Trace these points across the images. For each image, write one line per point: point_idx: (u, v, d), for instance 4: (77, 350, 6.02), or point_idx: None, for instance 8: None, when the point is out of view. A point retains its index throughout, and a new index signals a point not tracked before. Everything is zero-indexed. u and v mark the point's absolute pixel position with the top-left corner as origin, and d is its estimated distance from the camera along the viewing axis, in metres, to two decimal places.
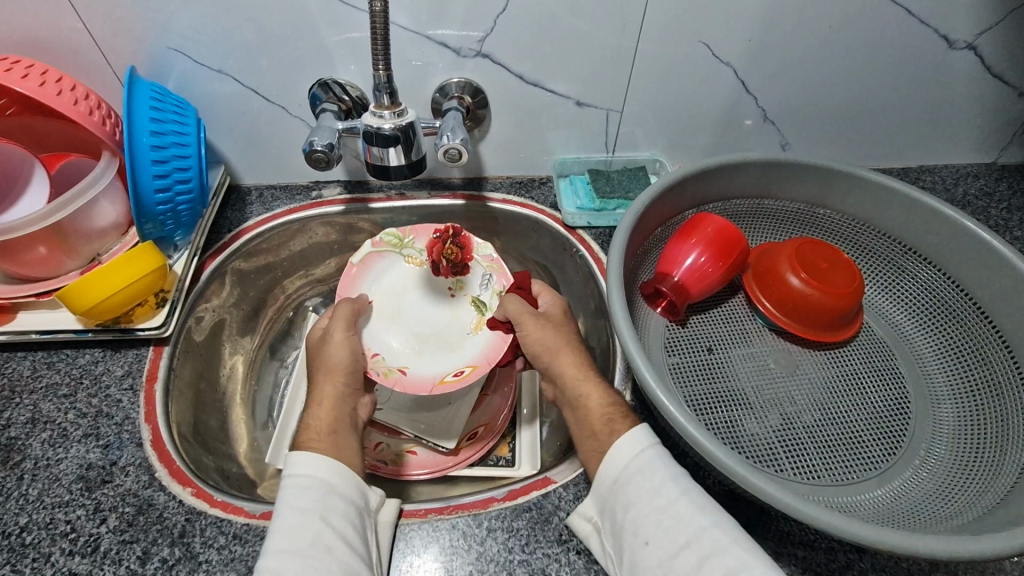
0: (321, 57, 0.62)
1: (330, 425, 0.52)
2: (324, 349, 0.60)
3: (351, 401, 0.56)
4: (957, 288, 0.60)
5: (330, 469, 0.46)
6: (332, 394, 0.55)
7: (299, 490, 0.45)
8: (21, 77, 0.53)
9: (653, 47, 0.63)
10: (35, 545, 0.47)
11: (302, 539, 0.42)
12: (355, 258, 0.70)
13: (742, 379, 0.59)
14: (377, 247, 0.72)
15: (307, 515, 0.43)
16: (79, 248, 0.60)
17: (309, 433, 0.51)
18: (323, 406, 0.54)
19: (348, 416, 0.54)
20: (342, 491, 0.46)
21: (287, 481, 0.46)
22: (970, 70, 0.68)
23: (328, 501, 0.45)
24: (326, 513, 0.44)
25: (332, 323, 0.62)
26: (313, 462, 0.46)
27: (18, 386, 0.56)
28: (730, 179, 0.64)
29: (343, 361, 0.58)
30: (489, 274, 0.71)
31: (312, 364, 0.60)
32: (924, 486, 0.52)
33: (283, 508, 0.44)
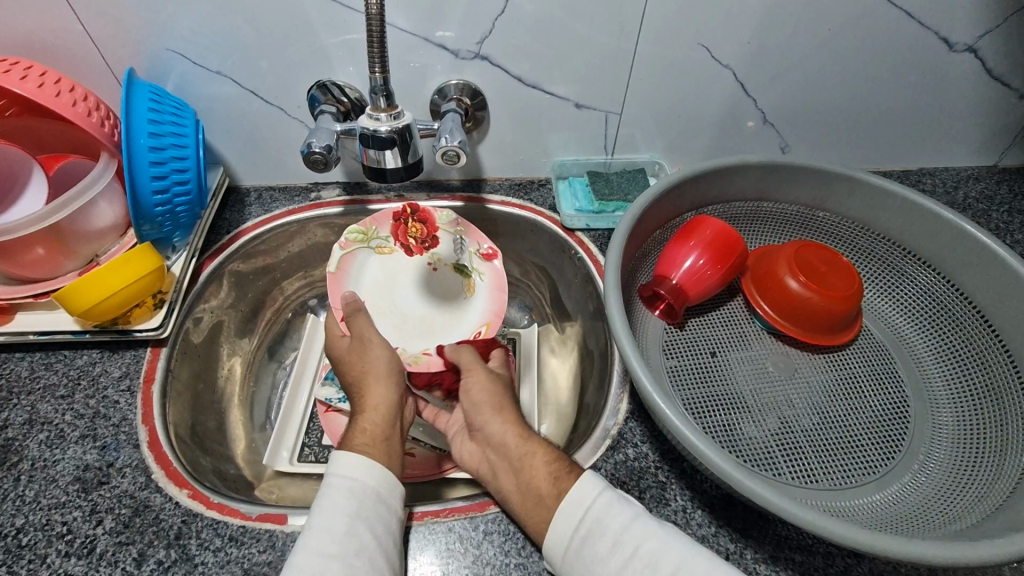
0: (319, 59, 0.62)
1: (383, 430, 0.52)
2: (362, 355, 0.60)
3: (400, 405, 0.57)
4: (957, 292, 0.60)
5: (382, 477, 0.47)
6: (381, 400, 0.55)
7: (346, 494, 0.45)
8: (20, 78, 0.53)
9: (651, 49, 0.63)
10: (31, 547, 0.47)
11: (346, 544, 0.42)
12: (332, 266, 0.70)
13: (741, 382, 0.59)
14: (346, 249, 0.71)
15: (352, 520, 0.44)
16: (77, 250, 0.60)
17: (365, 437, 0.51)
18: (375, 411, 0.54)
19: (397, 420, 0.55)
20: (388, 499, 0.47)
21: (332, 482, 0.46)
22: (971, 72, 0.67)
23: (374, 507, 0.46)
24: (372, 519, 0.45)
25: (361, 331, 0.62)
26: (364, 468, 0.47)
27: (15, 387, 0.56)
28: (729, 181, 0.64)
29: (384, 365, 0.58)
30: (459, 237, 0.74)
31: (350, 371, 0.59)
32: (923, 491, 0.52)
33: (325, 509, 0.45)
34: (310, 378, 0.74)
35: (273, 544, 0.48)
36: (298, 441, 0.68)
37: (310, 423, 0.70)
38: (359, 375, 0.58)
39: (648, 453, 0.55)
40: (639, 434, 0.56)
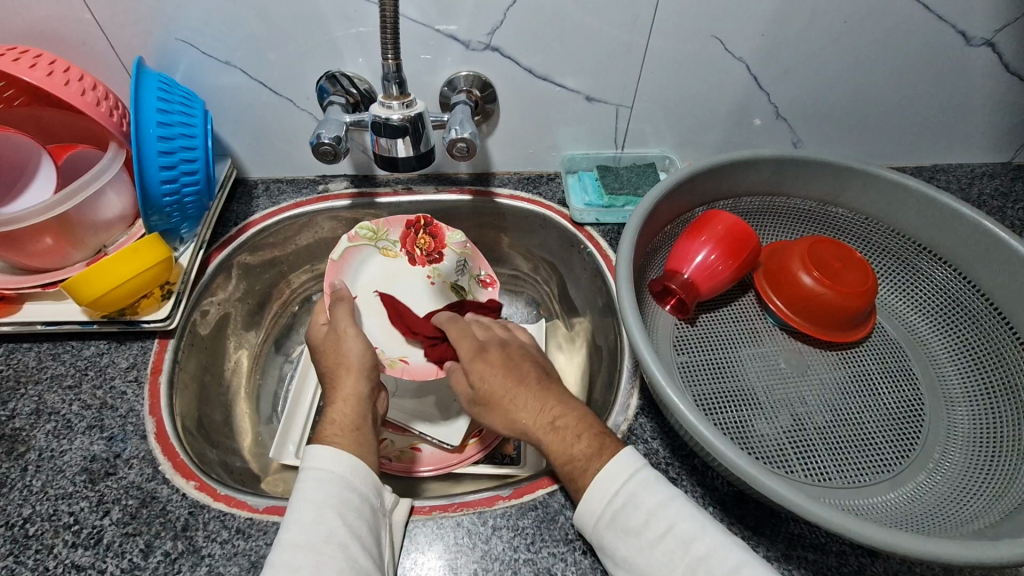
0: (328, 50, 0.61)
1: (352, 420, 0.53)
2: (336, 348, 0.59)
3: (370, 398, 0.57)
4: (972, 289, 0.59)
5: (350, 466, 0.46)
6: (352, 391, 0.55)
7: (315, 484, 0.45)
8: (29, 67, 0.53)
9: (663, 42, 0.62)
10: (38, 537, 0.47)
11: (315, 534, 0.42)
12: (336, 253, 0.69)
13: (752, 379, 0.58)
14: (353, 241, 0.71)
15: (322, 509, 0.43)
16: (86, 240, 0.59)
17: (333, 428, 0.51)
18: (345, 403, 0.54)
19: (368, 412, 0.55)
20: (359, 488, 0.46)
21: (304, 474, 0.46)
22: (988, 67, 0.66)
23: (344, 495, 0.45)
24: (343, 509, 0.44)
25: (337, 321, 0.61)
26: (333, 457, 0.46)
27: (22, 377, 0.56)
28: (741, 176, 0.63)
29: (359, 357, 0.58)
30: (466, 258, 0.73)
31: (326, 362, 0.59)
32: (939, 490, 0.51)
33: (299, 500, 0.44)
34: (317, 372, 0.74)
35: None
36: (304, 434, 0.68)
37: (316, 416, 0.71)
38: (342, 368, 0.58)
39: (658, 449, 0.54)
40: (650, 430, 0.56)
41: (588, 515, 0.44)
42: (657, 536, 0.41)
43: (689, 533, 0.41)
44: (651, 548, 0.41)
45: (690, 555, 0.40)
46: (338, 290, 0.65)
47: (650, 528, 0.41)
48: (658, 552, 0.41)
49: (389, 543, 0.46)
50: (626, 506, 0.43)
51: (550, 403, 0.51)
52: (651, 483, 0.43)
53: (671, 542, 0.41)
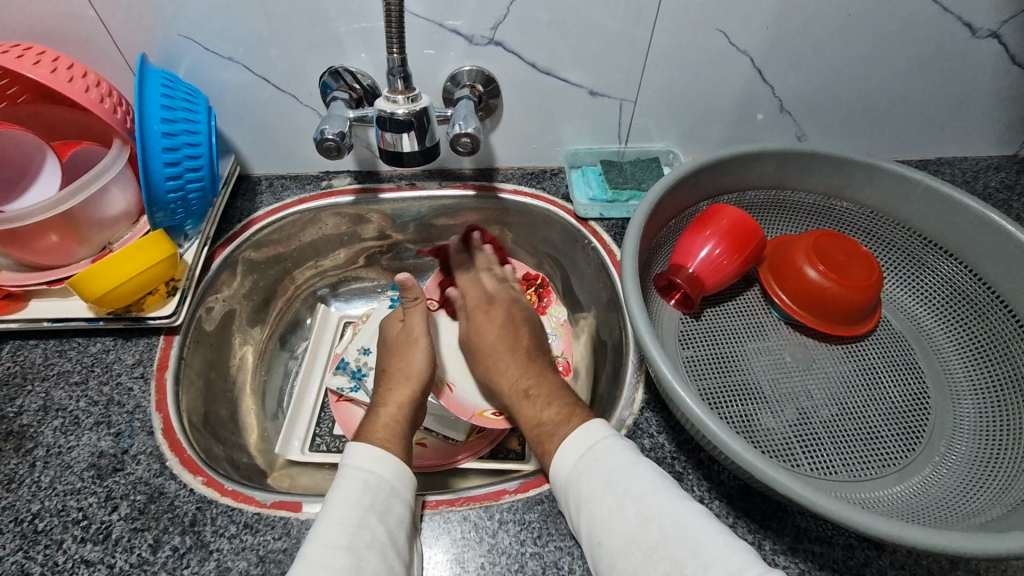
0: (331, 45, 0.61)
1: (399, 427, 0.53)
2: (402, 354, 0.61)
3: (418, 409, 0.58)
4: (979, 281, 0.59)
5: (397, 473, 0.48)
6: (405, 399, 0.57)
7: (362, 485, 0.46)
8: (33, 63, 0.53)
9: (668, 36, 0.62)
10: (47, 532, 0.47)
11: (359, 537, 0.42)
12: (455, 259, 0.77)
13: (758, 373, 0.58)
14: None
15: (366, 513, 0.44)
16: (91, 237, 0.59)
17: (383, 432, 0.52)
18: (397, 409, 0.55)
19: (413, 423, 0.56)
20: (401, 495, 0.47)
21: (349, 473, 0.47)
22: (994, 58, 0.66)
23: (386, 500, 0.46)
24: (384, 514, 0.45)
25: (410, 323, 0.63)
26: (384, 463, 0.48)
27: (29, 374, 0.56)
28: (746, 170, 0.63)
29: (418, 367, 0.59)
30: (556, 332, 0.75)
31: (388, 361, 0.61)
32: (945, 483, 0.51)
33: (341, 500, 0.45)
34: (322, 366, 0.75)
35: (288, 531, 0.48)
36: (310, 430, 0.69)
37: (321, 412, 0.71)
38: (393, 374, 0.59)
39: (664, 443, 0.54)
40: (655, 424, 0.56)
41: (557, 480, 0.47)
42: (614, 497, 0.44)
43: (644, 496, 0.43)
44: (607, 509, 0.43)
45: (643, 516, 0.42)
46: (408, 285, 0.62)
47: (609, 492, 0.44)
48: (615, 510, 0.43)
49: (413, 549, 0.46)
50: (590, 471, 0.46)
51: (527, 374, 0.58)
52: (612, 451, 0.47)
53: (627, 505, 0.43)
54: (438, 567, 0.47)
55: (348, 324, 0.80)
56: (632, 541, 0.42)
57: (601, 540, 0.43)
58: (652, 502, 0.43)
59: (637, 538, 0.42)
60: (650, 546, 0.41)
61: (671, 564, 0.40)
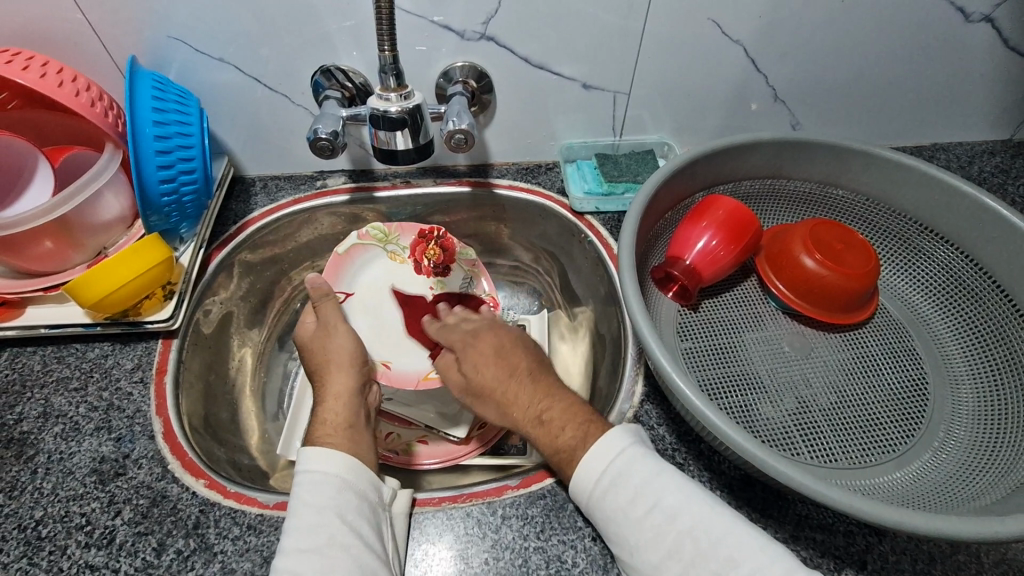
0: (322, 43, 0.61)
1: (344, 418, 0.53)
2: (325, 342, 0.60)
3: (362, 393, 0.57)
4: (975, 266, 0.59)
5: (343, 464, 0.47)
6: (342, 388, 0.56)
7: (312, 486, 0.45)
8: (22, 69, 0.52)
9: (661, 27, 0.62)
10: (51, 538, 0.47)
11: (317, 538, 0.42)
12: (344, 248, 0.72)
13: (757, 363, 0.58)
14: (362, 240, 0.73)
15: (322, 512, 0.43)
16: (85, 242, 0.59)
17: (326, 428, 0.51)
18: (337, 401, 0.54)
19: (360, 407, 0.55)
20: (357, 486, 0.46)
21: (300, 476, 0.46)
22: (987, 43, 0.66)
23: (343, 496, 0.45)
24: (343, 510, 0.44)
25: (325, 317, 0.63)
26: (328, 458, 0.47)
27: (28, 381, 0.56)
28: (741, 160, 0.63)
29: (347, 352, 0.59)
30: (473, 276, 0.75)
31: (312, 359, 0.60)
32: (945, 468, 0.51)
33: (297, 504, 0.44)
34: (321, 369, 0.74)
35: None
36: (310, 431, 0.68)
37: None
38: (325, 366, 0.58)
39: (664, 434, 0.54)
40: (656, 417, 0.56)
41: (580, 492, 0.46)
42: (639, 493, 0.43)
43: (676, 506, 0.42)
44: (639, 522, 0.43)
45: (676, 530, 0.41)
46: (318, 285, 0.66)
47: (637, 506, 0.43)
48: (647, 525, 0.42)
49: (395, 536, 0.46)
50: (615, 485, 0.44)
51: (538, 398, 0.52)
52: (637, 460, 0.45)
53: (658, 518, 0.42)
54: (441, 564, 0.47)
55: None
56: (668, 553, 0.41)
57: (635, 549, 0.43)
58: (683, 513, 0.42)
59: (672, 552, 0.41)
60: (687, 559, 0.41)
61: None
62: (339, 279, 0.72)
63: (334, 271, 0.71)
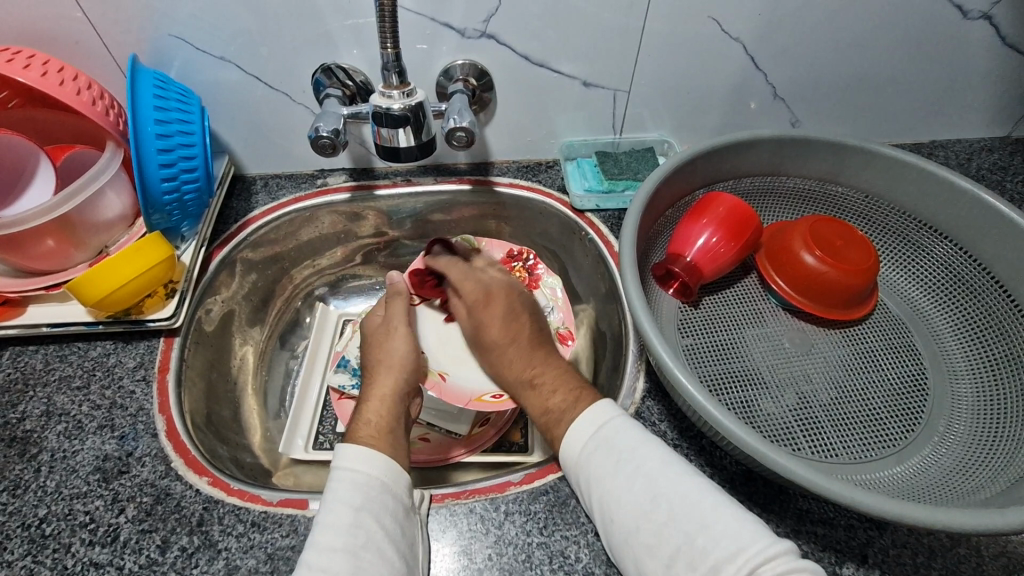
0: (323, 42, 0.61)
1: (386, 421, 0.52)
2: (382, 343, 0.61)
3: (406, 398, 0.56)
4: (973, 261, 0.59)
5: (386, 469, 0.47)
6: (387, 390, 0.55)
7: (352, 485, 0.45)
8: (23, 67, 0.53)
9: (660, 25, 0.62)
10: (55, 536, 0.47)
11: (354, 538, 0.42)
12: (423, 252, 0.72)
13: (758, 359, 0.58)
14: (449, 245, 0.74)
15: (359, 513, 0.43)
16: (86, 241, 0.59)
17: (368, 429, 0.51)
18: (381, 402, 0.54)
19: (400, 415, 0.54)
20: (394, 490, 0.46)
21: (339, 475, 0.46)
22: (986, 41, 0.66)
23: (379, 498, 0.45)
24: (379, 512, 0.44)
25: (391, 314, 0.64)
26: (369, 460, 0.46)
27: (30, 380, 0.56)
28: (742, 157, 0.63)
29: (401, 358, 0.59)
30: (554, 305, 0.71)
31: (369, 357, 0.60)
32: (945, 462, 0.52)
33: (333, 502, 0.44)
34: (322, 366, 0.75)
35: (296, 529, 0.48)
36: (313, 429, 0.69)
37: (323, 413, 0.71)
38: (376, 365, 0.58)
39: (666, 430, 0.55)
40: (657, 413, 0.56)
41: (569, 454, 0.48)
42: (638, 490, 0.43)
43: (655, 472, 0.43)
44: (618, 486, 0.44)
45: (653, 493, 0.42)
46: (396, 283, 0.66)
47: (618, 470, 0.44)
48: (625, 488, 0.43)
49: (419, 541, 0.46)
50: (597, 449, 0.46)
51: (534, 364, 0.57)
52: (624, 430, 0.47)
53: (640, 482, 0.43)
54: (444, 561, 0.47)
55: (348, 321, 0.80)
56: (642, 519, 0.42)
57: (613, 516, 0.43)
58: (662, 480, 0.43)
59: (648, 512, 0.42)
60: (658, 520, 0.41)
61: (682, 538, 0.40)
62: (419, 276, 0.71)
63: (416, 267, 0.71)
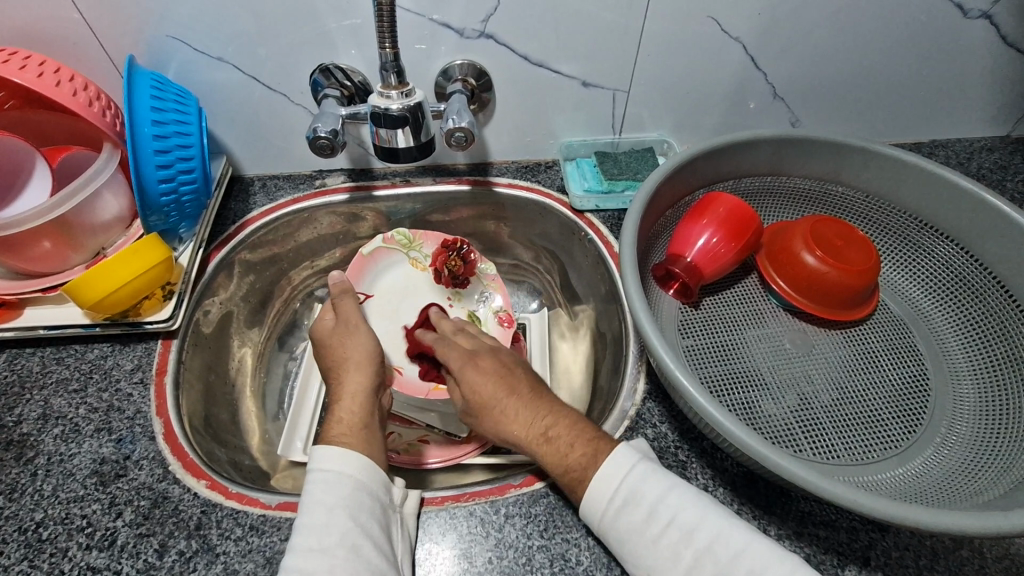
0: (321, 42, 0.60)
1: (358, 419, 0.52)
2: (344, 341, 0.58)
3: (377, 391, 0.56)
4: (975, 262, 0.59)
5: (359, 466, 0.46)
6: (358, 389, 0.54)
7: (326, 485, 0.44)
8: (19, 68, 0.52)
9: (659, 25, 0.62)
10: (52, 541, 0.47)
11: (329, 538, 0.42)
12: (368, 249, 0.73)
13: (759, 360, 0.58)
14: (388, 243, 0.74)
15: (335, 512, 0.43)
16: (84, 243, 0.59)
17: (339, 428, 0.50)
18: (354, 401, 0.53)
19: (374, 410, 0.54)
20: (370, 488, 0.46)
21: (312, 475, 0.45)
22: (986, 40, 0.66)
23: (356, 497, 0.44)
24: (354, 510, 0.44)
25: (345, 316, 0.61)
26: (342, 458, 0.46)
27: (27, 383, 0.56)
28: (742, 157, 0.63)
29: (365, 353, 0.57)
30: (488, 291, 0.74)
31: (330, 358, 0.58)
32: (947, 464, 0.51)
33: (308, 502, 0.44)
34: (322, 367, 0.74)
35: None
36: (312, 430, 0.69)
37: (322, 414, 0.70)
38: (342, 364, 0.57)
39: (667, 432, 0.54)
40: (658, 414, 0.56)
41: (593, 513, 0.45)
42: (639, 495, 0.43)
43: (691, 522, 0.42)
44: (654, 542, 0.42)
45: (694, 546, 0.41)
46: (341, 283, 0.64)
47: (653, 524, 0.43)
48: (666, 542, 0.42)
49: (403, 539, 0.46)
50: (628, 502, 0.44)
51: (539, 414, 0.51)
52: (648, 478, 0.44)
53: (676, 533, 0.42)
54: (443, 564, 0.47)
55: None
56: (686, 571, 0.41)
57: (652, 569, 0.42)
58: (699, 530, 0.42)
59: (693, 568, 0.41)
60: None
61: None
62: (362, 278, 0.72)
63: (357, 270, 0.72)
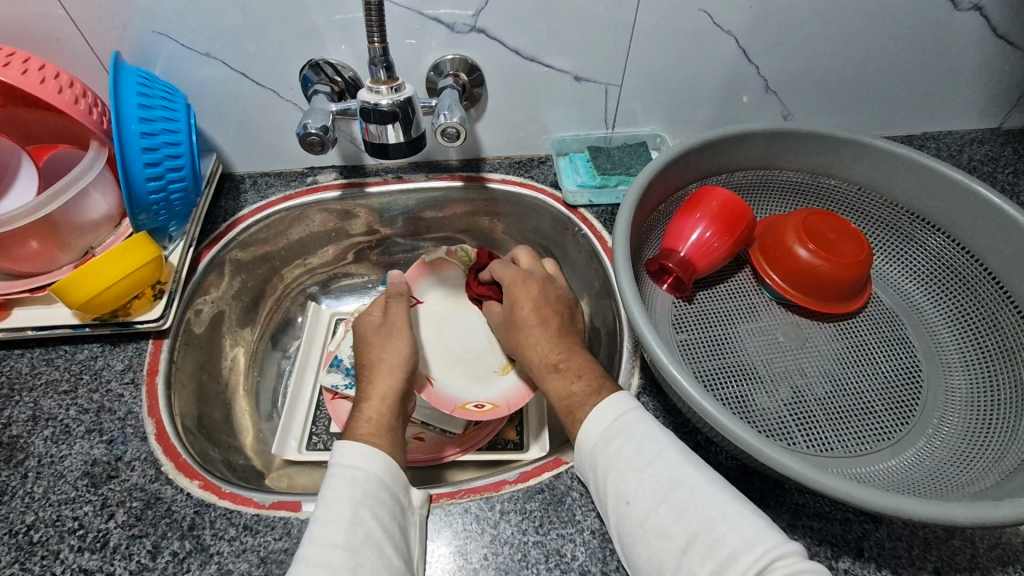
0: (310, 37, 0.60)
1: (386, 420, 0.51)
2: (383, 344, 0.58)
3: (404, 397, 0.55)
4: (966, 254, 0.59)
5: (385, 466, 0.46)
6: (389, 390, 0.54)
7: (350, 483, 0.44)
8: (3, 66, 0.51)
9: (651, 19, 0.61)
10: (43, 543, 0.46)
11: (354, 535, 0.41)
12: (429, 258, 0.73)
13: (752, 354, 0.58)
14: (450, 256, 0.74)
15: (358, 509, 0.43)
16: (72, 242, 0.58)
17: (368, 427, 0.50)
18: (383, 401, 0.53)
19: (400, 413, 0.54)
20: (392, 488, 0.46)
21: (338, 471, 0.45)
22: (977, 33, 0.66)
23: (378, 495, 0.44)
24: (378, 509, 0.43)
25: (392, 317, 0.61)
26: (369, 458, 0.46)
27: (16, 384, 0.55)
28: (734, 150, 0.63)
29: (402, 357, 0.57)
30: None
31: (366, 356, 0.58)
32: (938, 455, 0.52)
33: (332, 499, 0.43)
34: (315, 366, 0.74)
35: (289, 531, 0.48)
36: (306, 429, 0.69)
37: (317, 411, 0.71)
38: (375, 365, 0.56)
39: (662, 426, 0.54)
40: (653, 409, 0.56)
41: (583, 449, 0.46)
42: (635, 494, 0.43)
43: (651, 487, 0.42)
44: (631, 470, 0.43)
45: None
46: (397, 283, 0.63)
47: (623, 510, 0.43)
48: (641, 477, 0.42)
49: (417, 540, 0.46)
50: (608, 447, 0.45)
51: (556, 348, 0.53)
52: (634, 425, 0.45)
53: None
54: (440, 561, 0.47)
55: (341, 320, 0.79)
56: (660, 501, 0.41)
57: (629, 501, 0.42)
58: (682, 471, 0.42)
59: (666, 501, 0.41)
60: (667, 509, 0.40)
61: (703, 522, 0.39)
62: (418, 283, 0.73)
63: (415, 274, 0.73)
